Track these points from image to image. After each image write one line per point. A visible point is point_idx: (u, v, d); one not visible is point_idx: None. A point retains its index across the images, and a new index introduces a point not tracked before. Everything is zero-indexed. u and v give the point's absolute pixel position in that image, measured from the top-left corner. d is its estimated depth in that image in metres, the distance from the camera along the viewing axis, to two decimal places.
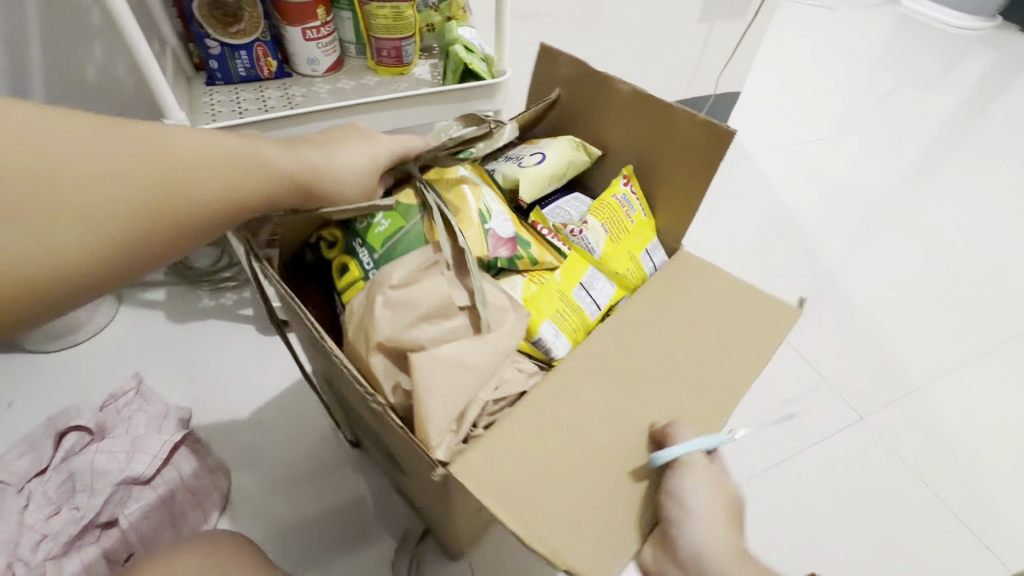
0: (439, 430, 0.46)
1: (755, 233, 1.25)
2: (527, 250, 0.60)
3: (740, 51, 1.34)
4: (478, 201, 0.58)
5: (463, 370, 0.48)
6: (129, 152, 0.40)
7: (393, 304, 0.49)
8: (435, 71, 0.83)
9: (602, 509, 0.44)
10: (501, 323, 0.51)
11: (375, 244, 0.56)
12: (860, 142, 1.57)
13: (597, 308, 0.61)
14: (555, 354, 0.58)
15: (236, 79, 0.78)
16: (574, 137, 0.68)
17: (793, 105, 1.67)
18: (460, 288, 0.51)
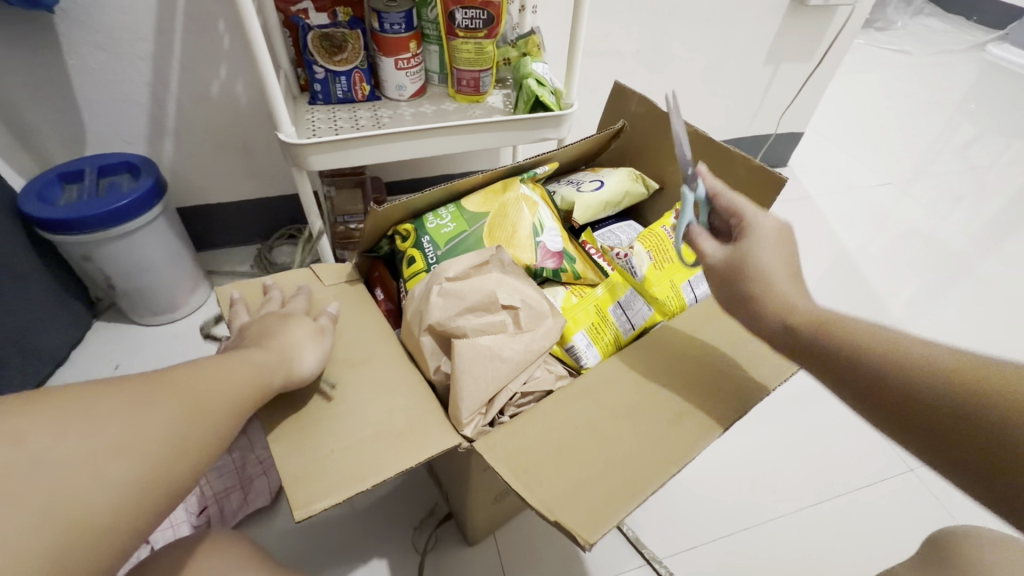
0: (472, 407, 0.51)
1: (809, 274, 1.24)
2: (572, 265, 0.67)
3: (806, 93, 1.35)
4: (533, 216, 0.66)
5: (502, 359, 0.53)
6: (132, 392, 0.38)
7: (446, 294, 0.55)
8: (507, 100, 0.90)
9: (606, 480, 0.47)
10: (538, 324, 0.56)
11: (440, 242, 0.64)
12: (930, 189, 1.52)
13: (631, 328, 0.65)
14: (585, 363, 0.62)
15: (334, 100, 0.89)
16: (634, 169, 0.74)
17: (860, 148, 1.64)
18: (505, 289, 0.56)
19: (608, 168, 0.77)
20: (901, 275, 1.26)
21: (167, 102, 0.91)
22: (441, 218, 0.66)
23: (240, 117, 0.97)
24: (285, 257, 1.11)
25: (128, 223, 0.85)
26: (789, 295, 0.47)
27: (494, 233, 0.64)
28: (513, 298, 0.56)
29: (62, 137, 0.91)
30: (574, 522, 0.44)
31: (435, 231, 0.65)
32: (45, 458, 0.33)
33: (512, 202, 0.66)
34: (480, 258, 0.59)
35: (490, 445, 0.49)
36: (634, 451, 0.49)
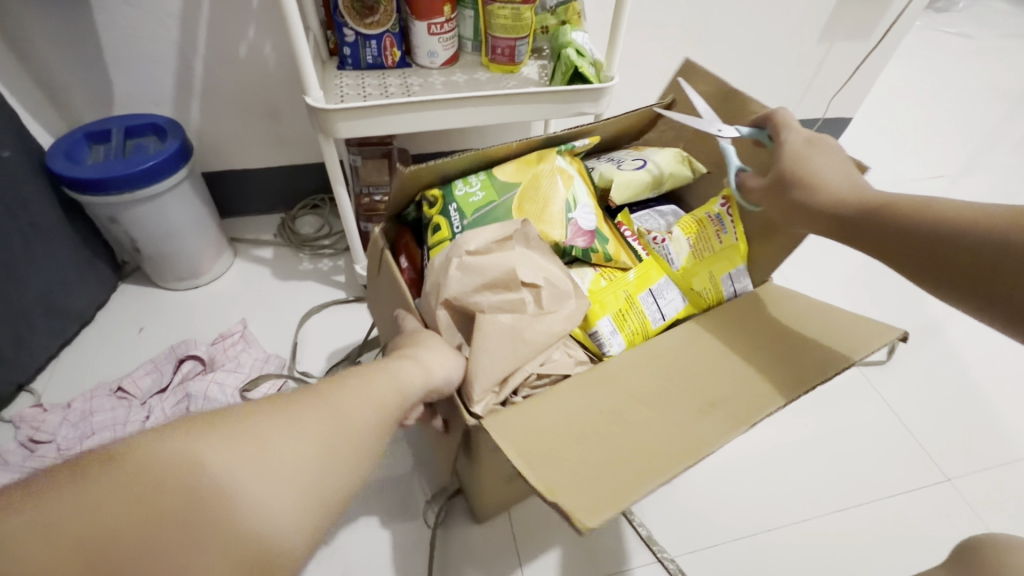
0: (484, 382, 0.49)
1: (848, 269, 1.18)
2: (603, 246, 0.64)
3: (860, 74, 1.27)
4: (566, 189, 0.62)
5: (523, 340, 0.51)
6: (319, 389, 0.38)
7: (465, 266, 0.53)
8: (543, 72, 0.86)
9: (615, 474, 0.44)
10: (562, 304, 0.53)
11: (467, 211, 0.61)
12: (983, 184, 1.43)
13: (661, 318, 0.62)
14: (607, 350, 0.59)
15: (363, 66, 0.85)
16: (681, 150, 0.69)
17: (911, 137, 1.55)
18: (527, 265, 0.53)
19: (653, 147, 0.72)
20: None
21: (194, 62, 0.89)
22: (470, 186, 0.63)
23: (266, 80, 0.94)
24: (308, 227, 1.11)
25: (153, 186, 0.84)
26: (838, 187, 0.49)
27: (523, 206, 0.61)
28: (537, 277, 0.53)
29: (90, 95, 0.89)
30: (575, 509, 0.41)
31: (463, 199, 0.62)
32: (272, 437, 0.32)
33: (546, 172, 0.62)
34: (505, 231, 0.55)
35: (484, 430, 0.46)
36: (643, 448, 0.46)
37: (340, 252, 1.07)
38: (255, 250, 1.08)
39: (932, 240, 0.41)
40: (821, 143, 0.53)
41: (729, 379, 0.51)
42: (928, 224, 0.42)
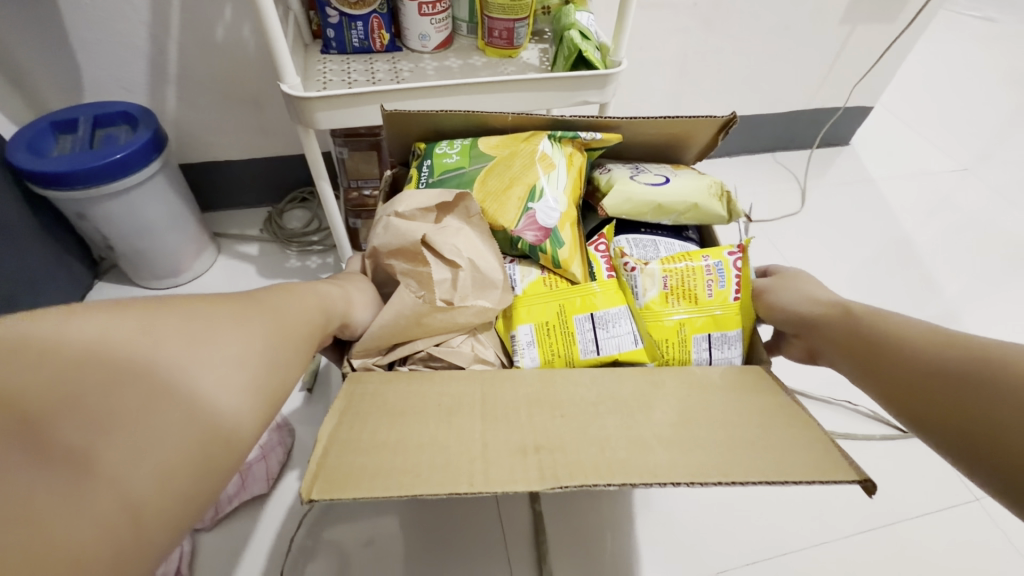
0: (368, 343, 0.54)
1: (867, 270, 1.12)
2: (554, 249, 0.60)
3: (884, 61, 1.19)
4: (542, 176, 0.60)
5: (420, 323, 0.54)
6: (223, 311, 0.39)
7: (391, 226, 0.57)
8: (544, 56, 0.79)
9: (433, 475, 0.40)
10: (476, 294, 0.56)
11: (437, 170, 0.62)
12: (1010, 177, 1.35)
13: (595, 352, 0.58)
14: (517, 359, 0.58)
15: (349, 50, 0.79)
16: (723, 184, 0.64)
17: (933, 128, 1.47)
18: (443, 246, 0.56)
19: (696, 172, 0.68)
20: (970, 275, 1.13)
21: (168, 46, 0.83)
22: (450, 150, 0.63)
23: (246, 66, 0.88)
24: (296, 222, 1.06)
25: (122, 180, 0.78)
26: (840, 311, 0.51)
27: (487, 179, 0.61)
28: (459, 258, 0.56)
29: (57, 81, 0.83)
30: (315, 469, 0.39)
31: (438, 157, 0.62)
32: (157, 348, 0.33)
33: (525, 155, 0.61)
34: (439, 198, 0.58)
35: (354, 401, 0.48)
36: (486, 472, 0.41)
37: (328, 248, 1.02)
38: (240, 246, 1.02)
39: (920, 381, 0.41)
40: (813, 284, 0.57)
41: (644, 429, 0.47)
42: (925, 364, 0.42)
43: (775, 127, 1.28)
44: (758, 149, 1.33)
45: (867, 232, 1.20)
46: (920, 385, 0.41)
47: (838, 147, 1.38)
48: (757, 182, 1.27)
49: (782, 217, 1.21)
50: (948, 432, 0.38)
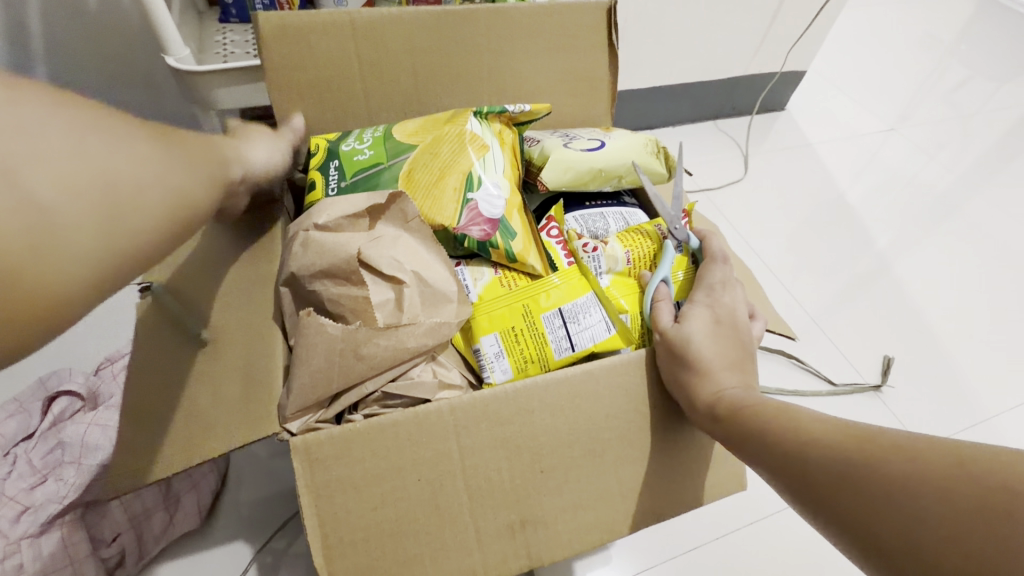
0: (302, 399, 0.44)
1: (805, 230, 1.15)
2: (507, 241, 0.54)
3: (816, 24, 1.20)
4: (476, 160, 0.55)
5: (359, 356, 0.44)
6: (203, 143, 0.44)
7: (308, 243, 0.48)
8: None
9: (434, 569, 0.43)
10: (430, 311, 0.49)
11: (348, 171, 0.55)
12: (928, 135, 1.42)
13: (570, 349, 0.53)
14: (489, 374, 0.53)
15: (253, 18, 0.69)
16: (655, 139, 0.62)
17: (859, 90, 1.51)
18: (374, 256, 0.48)
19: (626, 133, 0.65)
20: (902, 232, 1.18)
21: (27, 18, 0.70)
22: (360, 144, 0.56)
23: (129, 41, 0.76)
24: None
25: None
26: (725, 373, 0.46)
27: (414, 173, 0.54)
28: (401, 270, 0.49)
29: None
30: None
31: (348, 156, 0.56)
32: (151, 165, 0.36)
33: (452, 137, 0.55)
34: (368, 201, 0.51)
35: (318, 496, 0.41)
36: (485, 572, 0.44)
37: None
38: None
39: (798, 469, 0.36)
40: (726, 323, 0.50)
41: (617, 481, 0.47)
42: (825, 452, 0.35)
43: (715, 94, 1.28)
44: (701, 117, 1.32)
45: (805, 194, 1.22)
46: (818, 478, 0.35)
47: (776, 113, 1.39)
48: (701, 151, 1.27)
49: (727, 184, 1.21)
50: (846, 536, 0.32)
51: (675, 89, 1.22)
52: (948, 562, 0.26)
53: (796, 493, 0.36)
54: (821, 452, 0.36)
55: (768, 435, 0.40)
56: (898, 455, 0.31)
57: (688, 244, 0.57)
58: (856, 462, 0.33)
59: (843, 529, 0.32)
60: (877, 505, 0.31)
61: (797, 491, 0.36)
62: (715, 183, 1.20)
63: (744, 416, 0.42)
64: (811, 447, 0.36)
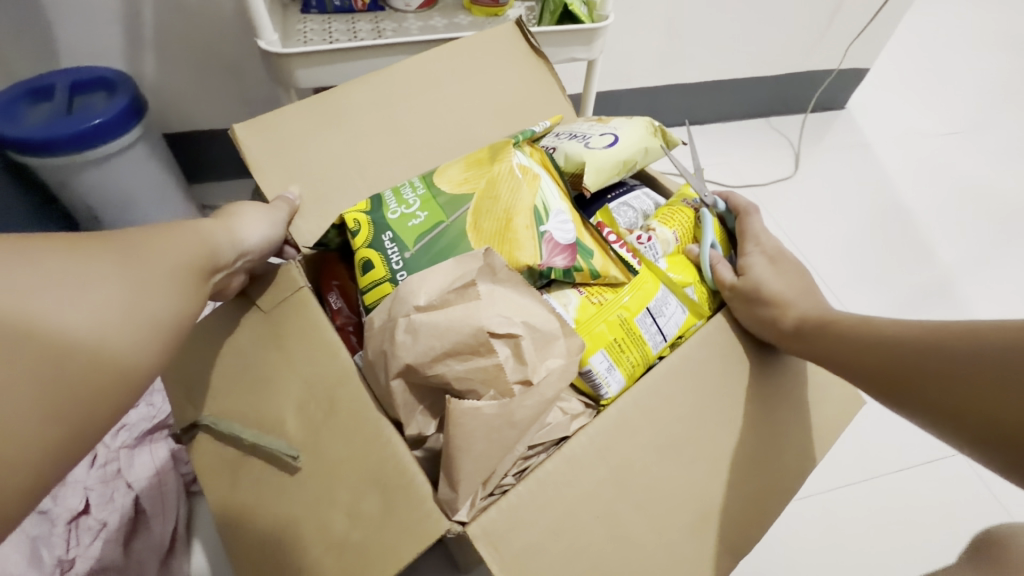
0: (468, 486, 0.40)
1: (864, 232, 1.13)
2: (588, 261, 0.51)
3: (880, 19, 1.17)
4: (535, 194, 0.51)
5: (512, 422, 0.41)
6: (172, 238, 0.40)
7: (414, 329, 0.43)
8: (531, 14, 0.77)
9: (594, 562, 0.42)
10: (546, 354, 0.43)
11: (407, 240, 0.50)
12: (1005, 139, 1.34)
13: (663, 339, 0.54)
14: (606, 393, 0.51)
15: (330, 9, 0.77)
16: (651, 119, 0.63)
17: (928, 90, 1.44)
18: (494, 307, 0.43)
19: (620, 118, 0.64)
20: (965, 239, 1.14)
21: (143, 9, 0.81)
22: (409, 207, 0.51)
23: (226, 30, 0.86)
24: None
25: (104, 147, 0.78)
26: (791, 295, 0.53)
27: (481, 223, 0.50)
28: (513, 323, 0.43)
29: (29, 47, 0.82)
30: None
31: (400, 224, 0.50)
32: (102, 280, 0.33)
33: (505, 176, 0.51)
34: (458, 270, 0.45)
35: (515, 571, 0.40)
36: None
37: None
38: None
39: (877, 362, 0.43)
40: (781, 260, 0.57)
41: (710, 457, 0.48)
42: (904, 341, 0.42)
43: (768, 91, 1.26)
44: (751, 114, 1.31)
45: (864, 196, 1.19)
46: (894, 365, 0.42)
47: (833, 112, 1.36)
48: (753, 147, 1.26)
49: (777, 181, 1.20)
50: (926, 411, 0.38)
51: (726, 85, 1.22)
52: (989, 413, 0.33)
53: (883, 388, 0.42)
54: (896, 349, 0.42)
55: (841, 344, 0.47)
56: (955, 334, 0.38)
57: (718, 206, 0.62)
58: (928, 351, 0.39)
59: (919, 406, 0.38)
60: (944, 379, 0.37)
61: (874, 373, 0.43)
62: (765, 180, 1.20)
63: (822, 339, 0.48)
64: (893, 342, 0.43)
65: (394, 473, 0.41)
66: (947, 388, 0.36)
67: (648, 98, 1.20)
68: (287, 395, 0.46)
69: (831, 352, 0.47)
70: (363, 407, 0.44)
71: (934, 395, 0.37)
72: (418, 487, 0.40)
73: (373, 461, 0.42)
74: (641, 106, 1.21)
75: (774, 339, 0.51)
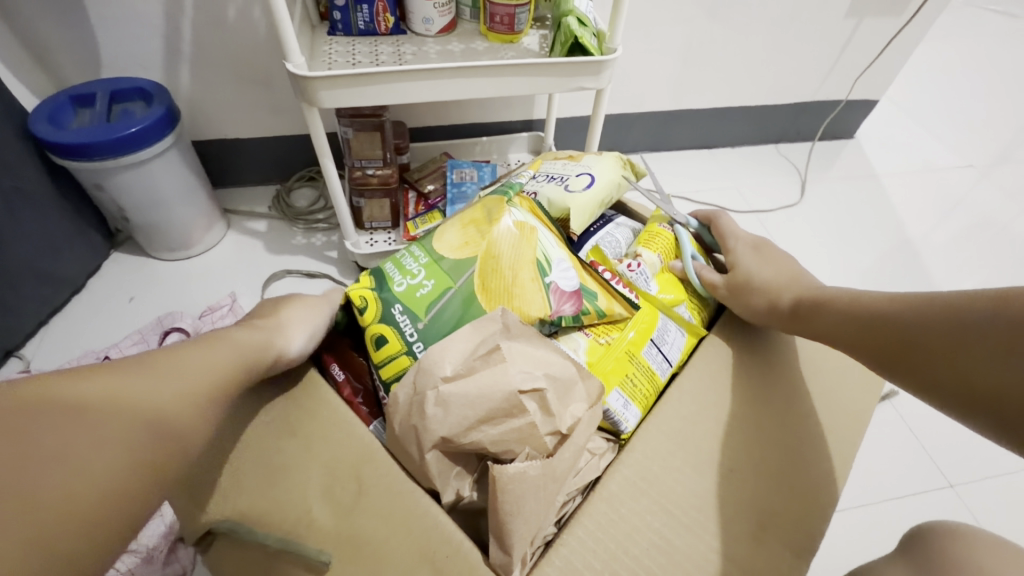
0: (520, 548, 0.40)
1: (868, 260, 1.14)
2: (594, 303, 0.55)
3: (889, 54, 1.20)
4: (537, 248, 0.54)
5: (554, 477, 0.43)
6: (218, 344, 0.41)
7: (445, 402, 0.43)
8: (544, 43, 0.81)
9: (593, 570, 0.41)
10: (569, 400, 0.45)
11: (418, 310, 0.52)
12: (1016, 174, 1.35)
13: (669, 365, 0.56)
14: (624, 427, 0.52)
15: (355, 32, 0.82)
16: (619, 155, 0.67)
17: (940, 123, 1.46)
18: (518, 362, 0.44)
19: (589, 154, 0.68)
20: (971, 271, 1.14)
21: (182, 25, 0.86)
22: (413, 277, 0.53)
23: (258, 46, 0.91)
24: (304, 200, 1.09)
25: (136, 153, 0.83)
26: (778, 279, 0.55)
27: (488, 283, 0.52)
28: (536, 377, 0.44)
29: (75, 57, 0.88)
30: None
31: (408, 295, 0.53)
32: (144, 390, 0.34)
33: (505, 235, 0.53)
34: (477, 335, 0.47)
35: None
36: None
37: (333, 226, 1.06)
38: (249, 223, 1.07)
39: (869, 325, 0.45)
40: (766, 247, 0.60)
41: None
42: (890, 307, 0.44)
43: (779, 120, 1.29)
44: (761, 140, 1.33)
45: (871, 226, 1.21)
46: (888, 334, 0.43)
47: (842, 141, 1.38)
48: (761, 173, 1.28)
49: (784, 208, 1.21)
50: (926, 380, 0.40)
51: (736, 112, 1.25)
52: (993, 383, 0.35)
53: (878, 355, 0.44)
54: (889, 317, 0.44)
55: (831, 316, 0.49)
56: (942, 308, 0.40)
57: (691, 223, 0.67)
58: (923, 314, 0.41)
59: (916, 371, 0.40)
60: (942, 344, 0.38)
61: (880, 353, 0.44)
62: (771, 206, 1.22)
63: (813, 316, 0.51)
64: (883, 310, 0.45)
65: (440, 545, 0.41)
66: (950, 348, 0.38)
67: (659, 123, 1.22)
68: (309, 482, 0.44)
69: (822, 324, 0.50)
70: (396, 481, 0.44)
71: (931, 355, 0.39)
72: (468, 554, 0.41)
73: (415, 535, 0.42)
74: (653, 130, 1.24)
75: (771, 322, 0.54)
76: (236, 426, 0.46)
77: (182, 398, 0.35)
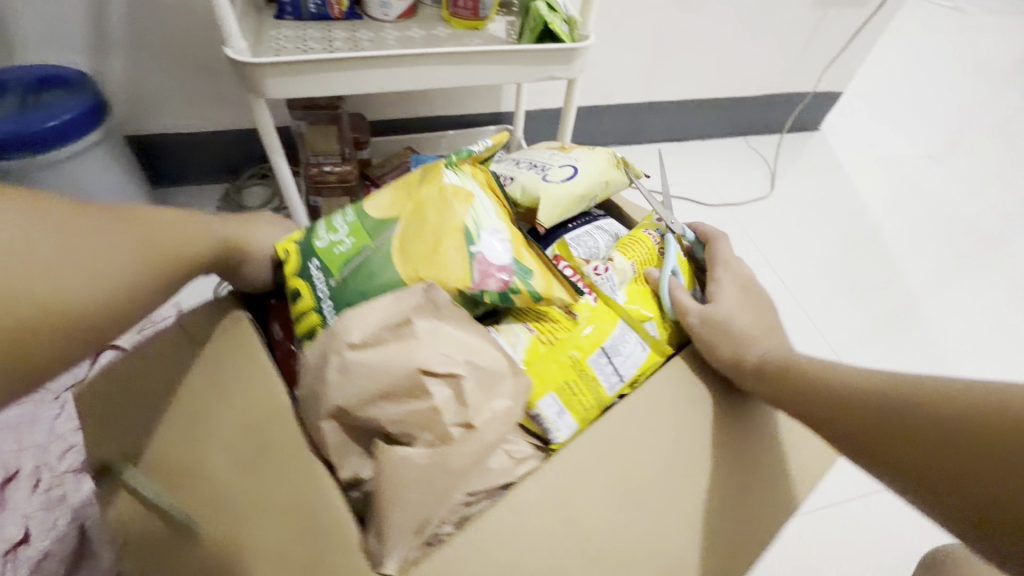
0: (402, 541, 0.37)
1: (834, 249, 1.15)
2: (527, 283, 0.49)
3: (853, 47, 1.21)
4: (467, 210, 0.49)
5: (452, 470, 0.39)
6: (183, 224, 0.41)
7: (349, 368, 0.40)
8: (511, 30, 0.77)
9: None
10: (491, 395, 0.42)
11: (334, 267, 0.49)
12: (970, 164, 1.39)
13: (619, 381, 0.52)
14: (555, 436, 0.50)
15: (306, 16, 0.75)
16: (614, 152, 0.64)
17: (900, 116, 1.49)
18: (434, 349, 0.41)
19: (584, 148, 0.65)
20: (931, 259, 1.17)
21: (108, 7, 0.78)
22: (336, 233, 0.50)
23: (196, 31, 0.83)
24: (255, 199, 0.98)
25: (58, 150, 0.74)
26: (747, 328, 0.51)
27: (407, 243, 0.48)
28: (455, 362, 0.41)
29: None
30: None
31: (327, 252, 0.49)
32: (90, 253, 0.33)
33: (433, 196, 0.49)
34: (397, 305, 0.43)
35: None
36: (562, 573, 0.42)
37: None
38: None
39: (836, 405, 0.40)
40: (750, 288, 0.56)
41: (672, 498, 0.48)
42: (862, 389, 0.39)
43: (747, 112, 1.29)
44: (731, 133, 1.33)
45: (837, 217, 1.22)
46: (861, 417, 0.37)
47: (807, 133, 1.39)
48: (730, 166, 1.27)
49: (754, 201, 1.21)
50: (901, 473, 0.34)
51: (706, 104, 1.24)
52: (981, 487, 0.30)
53: (845, 440, 0.38)
54: (862, 400, 0.38)
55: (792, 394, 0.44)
56: (921, 394, 0.35)
57: (686, 234, 0.63)
58: (903, 401, 0.35)
59: (889, 463, 0.35)
60: (924, 439, 0.33)
61: (849, 438, 0.38)
62: (741, 199, 1.21)
63: (772, 387, 0.45)
64: (857, 391, 0.39)
65: (324, 521, 0.38)
66: (933, 443, 0.32)
67: (630, 115, 1.20)
68: (221, 436, 0.41)
69: (786, 395, 0.44)
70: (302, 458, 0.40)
71: (914, 440, 0.34)
72: (345, 530, 0.37)
73: (304, 509, 0.38)
74: (624, 122, 1.21)
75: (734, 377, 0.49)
76: (161, 369, 0.44)
77: (136, 270, 0.35)
